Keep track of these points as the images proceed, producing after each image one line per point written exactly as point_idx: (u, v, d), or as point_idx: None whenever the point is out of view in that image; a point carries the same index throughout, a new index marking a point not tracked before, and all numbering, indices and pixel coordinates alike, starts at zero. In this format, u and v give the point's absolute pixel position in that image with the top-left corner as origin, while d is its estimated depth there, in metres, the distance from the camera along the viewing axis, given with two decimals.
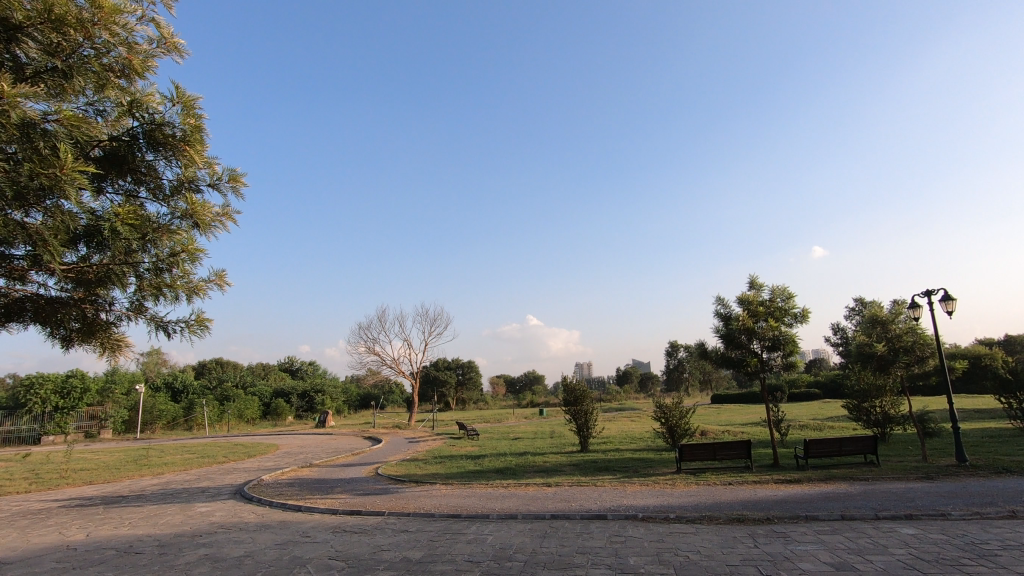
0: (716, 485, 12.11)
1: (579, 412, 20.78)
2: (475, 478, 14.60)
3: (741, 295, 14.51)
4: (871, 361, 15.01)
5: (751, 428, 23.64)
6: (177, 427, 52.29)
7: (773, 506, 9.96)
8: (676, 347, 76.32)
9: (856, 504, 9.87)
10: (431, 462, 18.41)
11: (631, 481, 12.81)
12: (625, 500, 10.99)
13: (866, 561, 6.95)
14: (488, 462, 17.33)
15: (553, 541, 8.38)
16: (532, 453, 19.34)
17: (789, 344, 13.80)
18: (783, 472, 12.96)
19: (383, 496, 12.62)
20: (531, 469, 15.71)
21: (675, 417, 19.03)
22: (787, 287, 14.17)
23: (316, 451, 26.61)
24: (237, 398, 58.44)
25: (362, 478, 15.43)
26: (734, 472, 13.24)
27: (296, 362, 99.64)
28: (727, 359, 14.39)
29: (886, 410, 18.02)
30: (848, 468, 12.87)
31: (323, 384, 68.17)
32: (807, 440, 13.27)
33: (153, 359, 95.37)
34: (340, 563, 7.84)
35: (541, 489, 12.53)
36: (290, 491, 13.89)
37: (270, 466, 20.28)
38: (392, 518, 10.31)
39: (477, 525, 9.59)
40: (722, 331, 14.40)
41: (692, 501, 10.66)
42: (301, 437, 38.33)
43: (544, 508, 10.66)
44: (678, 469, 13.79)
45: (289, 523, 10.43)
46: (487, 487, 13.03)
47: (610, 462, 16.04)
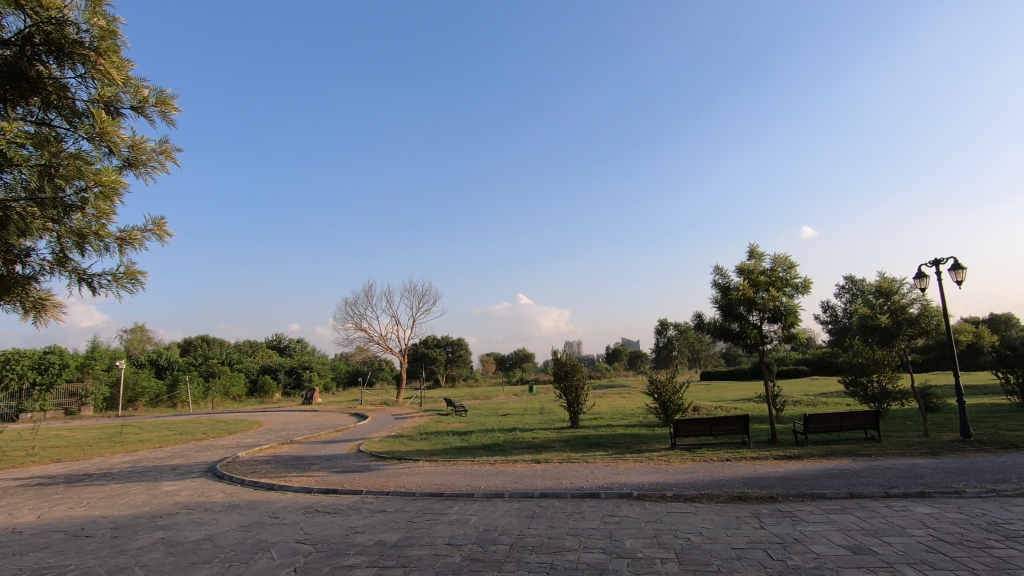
0: (714, 461, 11.52)
1: (569, 387, 20.19)
2: (461, 455, 13.97)
3: (740, 265, 13.77)
4: (874, 334, 14.51)
5: (743, 404, 23.27)
6: (160, 405, 51.47)
7: (776, 483, 9.37)
8: (666, 325, 76.17)
9: (864, 481, 9.30)
10: (416, 438, 17.77)
11: (624, 457, 12.22)
12: (619, 477, 10.38)
13: (885, 543, 6.33)
14: (475, 439, 16.72)
15: (542, 521, 7.71)
16: (520, 429, 18.76)
17: (791, 315, 13.15)
18: (782, 448, 12.42)
19: (362, 474, 11.92)
20: (519, 445, 15.11)
21: (668, 393, 18.49)
22: (789, 256, 13.46)
23: (299, 427, 25.92)
24: (222, 375, 57.49)
25: (342, 455, 14.73)
26: (732, 448, 12.68)
27: (283, 340, 98.53)
28: (725, 332, 13.73)
29: (884, 384, 17.57)
30: (849, 444, 12.35)
31: (311, 361, 67.35)
32: (807, 415, 12.72)
33: (137, 337, 93.80)
34: (308, 547, 7.10)
35: (529, 465, 11.90)
36: (265, 469, 13.15)
37: (250, 443, 19.54)
38: (369, 497, 9.61)
39: (461, 505, 8.92)
40: (720, 303, 13.70)
41: (689, 478, 10.06)
42: (286, 414, 37.65)
43: (532, 486, 10.02)
44: (672, 445, 13.23)
45: (259, 503, 9.70)
46: (473, 464, 12.40)
47: (601, 438, 15.46)
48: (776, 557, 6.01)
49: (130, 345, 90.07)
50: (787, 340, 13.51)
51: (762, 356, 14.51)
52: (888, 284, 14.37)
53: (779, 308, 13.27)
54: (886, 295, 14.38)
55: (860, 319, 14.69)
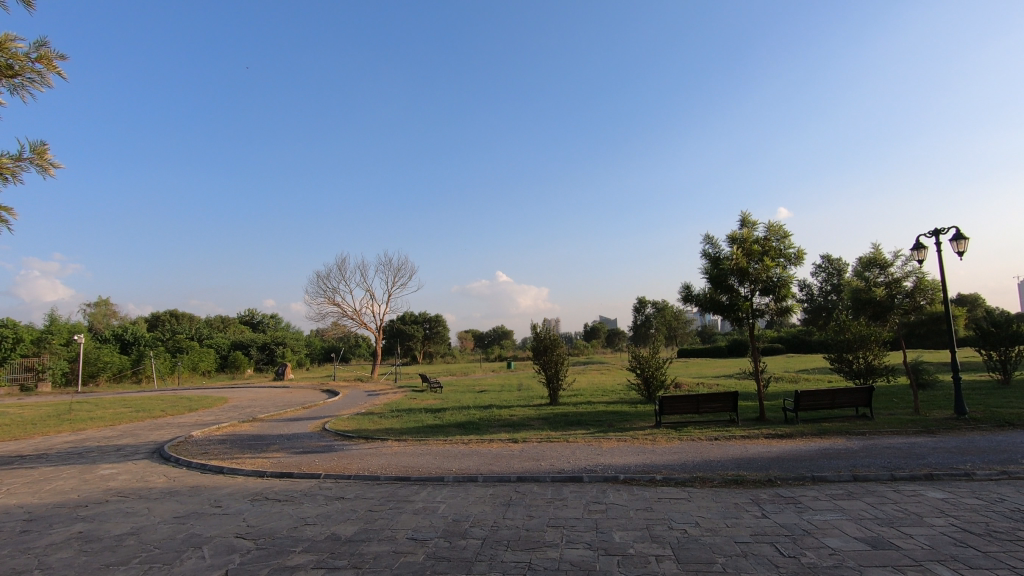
0: (703, 441, 10.80)
1: (549, 363, 19.39)
2: (433, 434, 13.06)
3: (732, 234, 12.96)
4: (866, 308, 13.94)
5: (725, 381, 22.89)
6: (124, 380, 49.68)
7: (772, 465, 8.66)
8: (644, 303, 75.98)
9: (865, 462, 8.65)
10: (386, 416, 16.78)
11: (607, 436, 11.45)
12: (603, 458, 9.59)
13: (906, 535, 5.59)
14: (449, 416, 15.87)
15: (518, 511, 6.84)
16: (497, 406, 17.94)
17: (785, 286, 12.42)
18: (772, 426, 11.79)
19: (323, 455, 10.92)
20: (496, 423, 14.26)
21: (652, 368, 17.83)
22: (784, 225, 12.69)
23: (266, 404, 24.71)
24: (190, 350, 55.57)
25: (305, 434, 13.67)
26: (720, 426, 12.01)
27: (256, 316, 96.00)
28: (714, 305, 12.92)
29: (870, 360, 17.18)
30: (842, 421, 11.77)
31: (284, 336, 65.55)
32: (798, 391, 12.10)
33: (101, 311, 90.20)
34: (247, 543, 6.11)
35: (506, 445, 11.05)
36: (218, 449, 12.05)
37: (209, 421, 18.34)
38: (328, 482, 8.64)
39: (428, 491, 8.01)
40: (709, 274, 12.89)
41: (678, 460, 9.33)
42: (255, 390, 36.29)
43: (508, 468, 9.17)
44: (657, 423, 12.51)
45: (202, 490, 8.64)
46: (445, 444, 11.51)
47: (582, 416, 14.70)
48: (788, 553, 5.21)
49: (94, 320, 86.71)
50: (779, 314, 12.78)
51: (752, 331, 13.81)
52: (881, 256, 13.76)
53: (772, 280, 12.52)
54: (879, 267, 13.79)
55: (852, 293, 14.12)
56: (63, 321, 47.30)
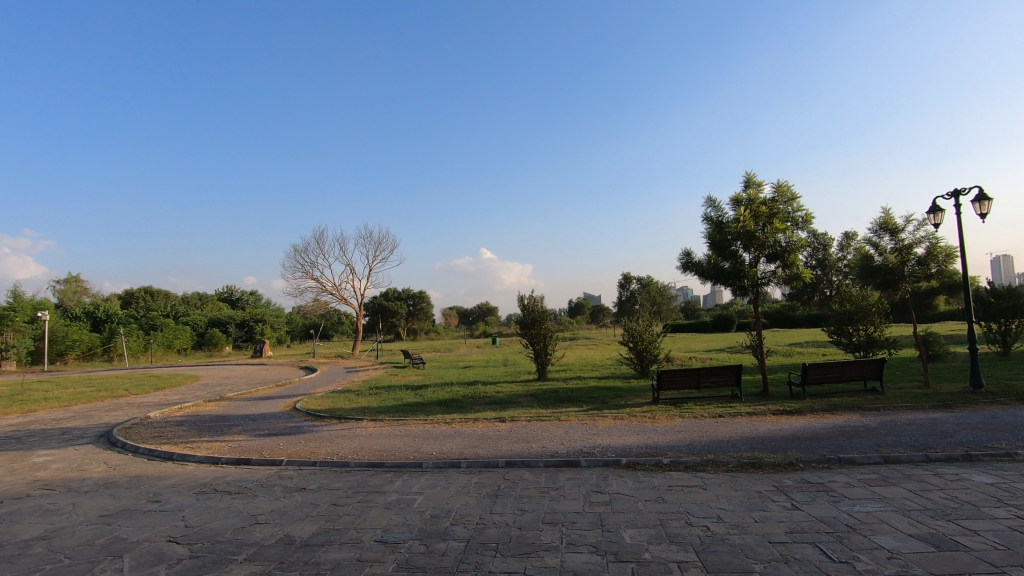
0: (706, 419, 9.92)
1: (537, 336, 18.41)
2: (413, 412, 12.04)
3: (736, 195, 11.93)
4: (874, 276, 13.18)
5: (718, 355, 22.19)
6: (94, 358, 47.74)
7: (789, 445, 7.78)
8: (628, 279, 75.37)
9: (891, 441, 7.81)
10: (364, 394, 15.70)
11: (601, 414, 10.53)
12: (601, 439, 8.64)
13: (971, 532, 4.69)
14: (431, 394, 14.87)
15: (507, 504, 5.85)
16: (483, 382, 16.98)
17: (794, 251, 11.42)
18: (778, 401, 10.97)
19: (289, 437, 9.83)
20: (480, 401, 13.29)
21: (645, 341, 16.96)
22: (793, 184, 11.69)
23: (239, 382, 23.44)
24: (164, 327, 53.66)
25: (272, 415, 12.54)
26: (722, 402, 11.15)
27: (235, 293, 93.54)
28: (717, 273, 11.88)
29: (870, 332, 16.54)
30: (852, 396, 10.98)
31: (263, 313, 63.67)
32: (806, 363, 11.26)
33: (71, 288, 86.92)
34: (180, 550, 5.02)
35: (493, 425, 10.07)
36: (173, 431, 10.88)
37: (173, 401, 17.08)
38: (289, 471, 7.56)
39: (404, 479, 6.99)
40: (712, 238, 11.84)
41: (684, 440, 8.42)
42: (231, 367, 34.84)
43: (495, 452, 8.18)
44: (655, 399, 11.61)
45: (143, 480, 7.51)
46: (425, 424, 10.50)
47: (573, 392, 13.78)
48: (838, 557, 4.28)
49: (64, 298, 83.58)
50: (787, 281, 11.80)
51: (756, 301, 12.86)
52: (893, 221, 12.91)
53: (780, 244, 11.52)
54: (890, 233, 12.95)
55: (861, 259, 13.33)
56: (27, 298, 45.11)
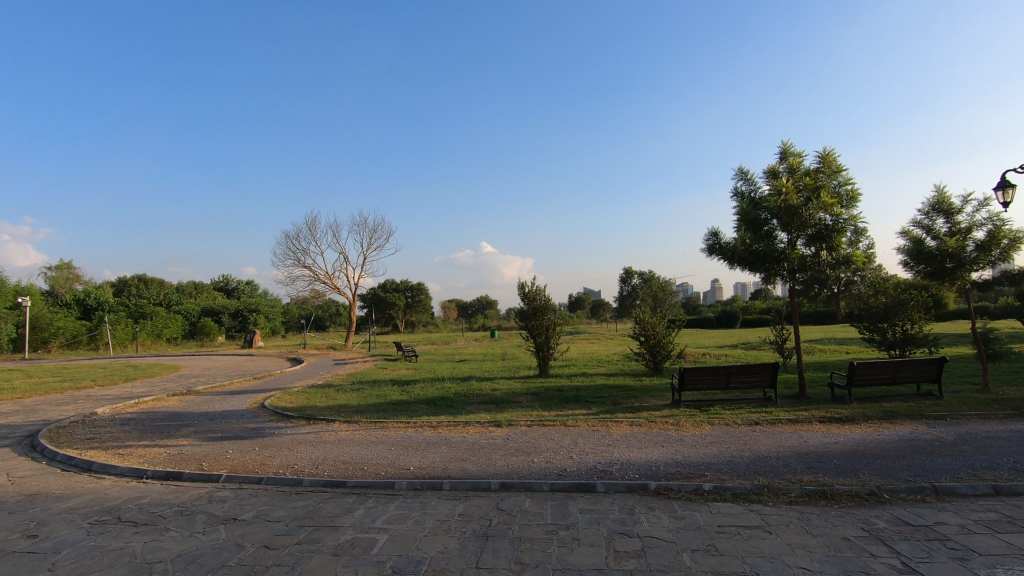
0: (741, 427, 8.32)
1: (539, 329, 16.79)
2: (395, 412, 10.44)
3: (772, 167, 10.28)
4: (924, 264, 11.57)
5: (734, 352, 20.60)
6: (80, 347, 46.13)
7: (859, 466, 6.16)
8: (631, 273, 73.57)
9: (985, 461, 6.20)
10: (345, 389, 14.08)
11: (615, 419, 8.91)
12: (618, 452, 7.02)
13: None
14: (418, 390, 13.27)
15: (501, 552, 4.22)
16: (478, 378, 15.37)
17: (843, 230, 9.67)
18: (821, 407, 9.39)
19: (243, 443, 8.21)
20: (474, 400, 11.68)
21: (658, 336, 15.37)
22: (838, 151, 9.97)
23: (217, 374, 21.84)
24: (153, 316, 51.98)
25: (234, 413, 10.90)
26: (755, 407, 9.55)
27: (231, 282, 91.95)
28: (750, 256, 10.16)
29: (908, 329, 15.00)
30: (908, 402, 9.36)
31: (257, 303, 62.01)
32: (853, 362, 9.66)
33: (62, 275, 84.97)
34: None
35: (486, 431, 8.45)
36: (112, 432, 9.28)
37: (136, 394, 15.48)
38: (225, 491, 5.93)
39: (367, 506, 5.36)
40: (743, 215, 10.17)
41: (722, 456, 6.80)
42: (216, 358, 33.20)
43: (486, 468, 6.55)
44: (676, 401, 10.02)
45: (37, 499, 5.89)
46: (407, 427, 8.89)
47: (580, 391, 12.17)
48: None
49: (56, 285, 81.82)
50: (834, 267, 10.00)
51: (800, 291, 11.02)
52: (949, 201, 11.26)
53: (824, 223, 9.79)
54: (944, 214, 11.32)
55: (909, 245, 11.71)
56: (11, 284, 43.46)
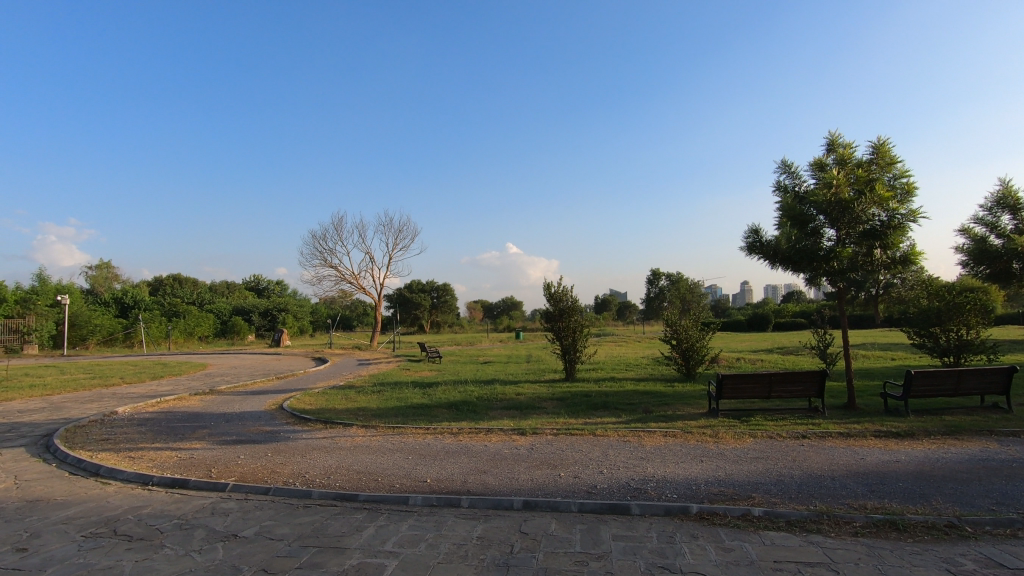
0: (787, 441, 7.61)
1: (565, 331, 16.26)
2: (415, 417, 10.02)
3: (819, 160, 9.52)
4: (986, 264, 10.64)
5: (771, 357, 19.65)
6: (116, 344, 47.31)
7: (929, 491, 5.44)
8: (659, 274, 72.21)
9: None
10: (366, 391, 13.74)
11: (648, 429, 8.29)
12: (653, 467, 6.42)
13: None
14: (440, 393, 12.84)
15: None
16: (502, 381, 14.87)
17: (898, 227, 8.81)
18: (875, 419, 8.60)
19: (255, 448, 7.88)
20: (497, 404, 11.17)
21: (691, 340, 14.64)
22: (893, 141, 9.10)
23: (243, 372, 21.86)
24: (186, 314, 53.04)
25: (252, 415, 10.64)
26: (800, 418, 8.81)
27: (262, 281, 93.57)
28: (793, 255, 9.42)
29: (964, 334, 13.94)
30: (973, 416, 8.50)
31: (286, 302, 62.80)
32: (910, 371, 8.83)
33: (102, 274, 87.72)
34: None
35: (509, 439, 7.94)
36: (127, 433, 9.08)
37: (160, 393, 15.45)
38: (229, 502, 5.56)
39: (378, 524, 4.91)
40: (786, 211, 9.45)
41: (769, 474, 6.15)
42: (244, 357, 33.48)
43: (508, 482, 6.03)
44: (712, 410, 9.35)
45: (38, 506, 5.62)
46: (426, 433, 8.44)
47: (609, 397, 11.56)
48: None
49: (96, 284, 84.52)
50: (888, 267, 9.18)
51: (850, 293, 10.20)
52: (1016, 195, 10.30)
53: (878, 219, 8.98)
54: (1010, 209, 10.37)
55: (971, 244, 10.79)
56: (51, 282, 44.76)
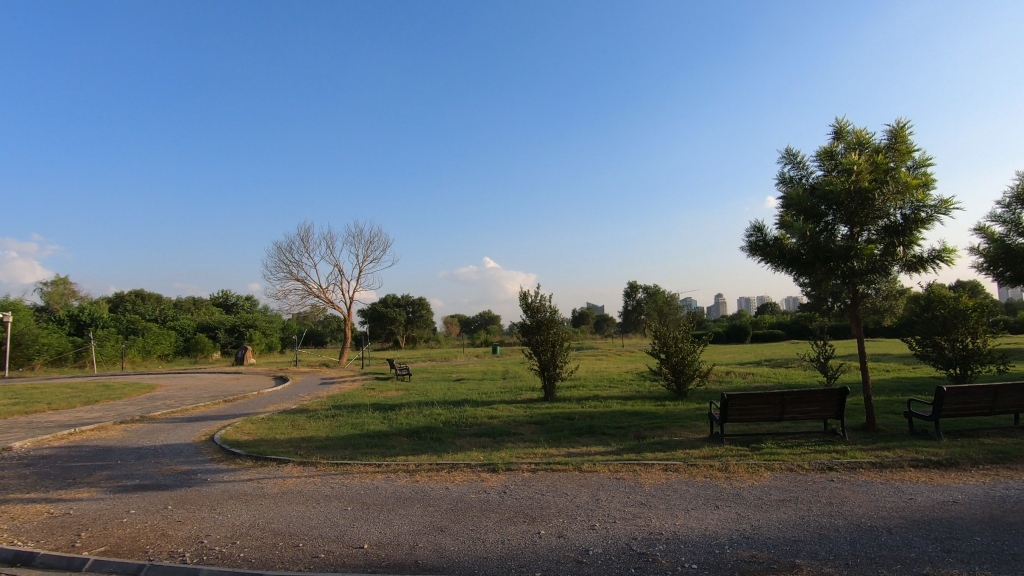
0: (813, 476, 6.29)
1: (544, 345, 14.89)
2: (368, 449, 8.45)
3: (826, 147, 8.39)
4: (1005, 266, 9.68)
5: (761, 370, 18.56)
6: (65, 365, 44.12)
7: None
8: (636, 286, 71.59)
9: None
10: (318, 415, 12.07)
11: (643, 462, 6.91)
12: (657, 518, 5.01)
13: None
14: (403, 417, 11.29)
15: None
16: (473, 402, 13.36)
17: (920, 222, 7.64)
18: (905, 444, 7.37)
19: (155, 499, 6.22)
20: (466, 431, 9.66)
21: (681, 353, 13.38)
22: (911, 124, 7.96)
23: (190, 395, 19.84)
24: (145, 331, 50.10)
25: (173, 449, 8.93)
26: (819, 444, 7.54)
27: (230, 297, 90.31)
28: (800, 256, 8.29)
29: (970, 343, 13.00)
30: (1015, 439, 7.34)
31: (254, 318, 60.03)
32: (940, 388, 7.62)
33: (58, 290, 83.37)
34: None
35: (477, 480, 6.45)
36: (3, 478, 7.31)
37: (82, 421, 13.46)
38: None
39: None
40: (792, 205, 8.27)
41: (806, 526, 4.79)
42: (200, 377, 31.11)
43: (469, 546, 4.54)
44: (716, 437, 8.01)
45: None
46: (375, 473, 6.89)
47: (594, 419, 10.18)
48: None
49: (52, 301, 80.42)
50: (910, 269, 7.96)
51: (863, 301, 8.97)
52: None
53: (900, 214, 7.78)
54: None
55: (989, 243, 9.81)
56: None
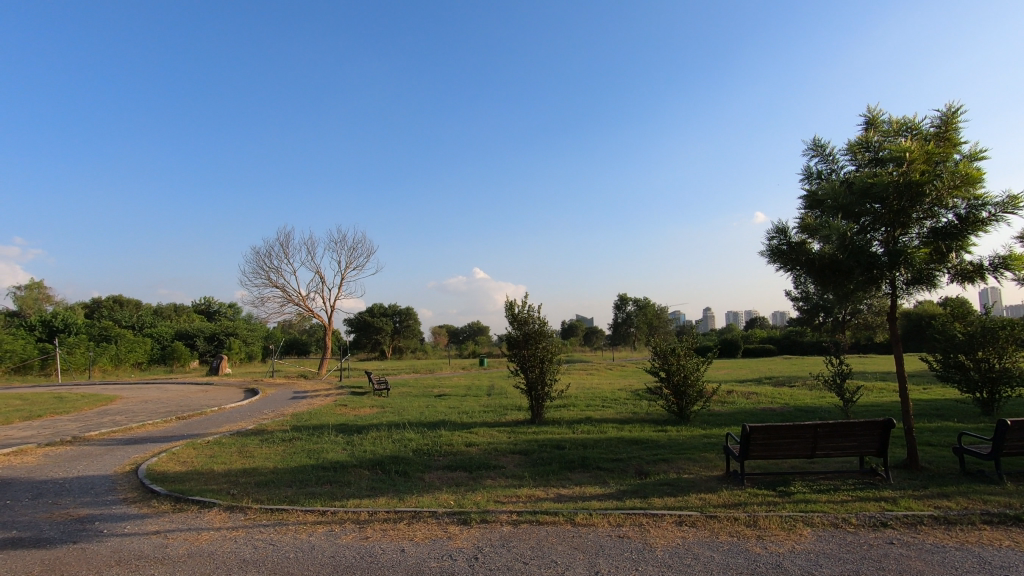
0: (866, 537, 4.98)
1: (532, 361, 13.55)
2: (317, 487, 7.02)
3: (863, 136, 7.18)
4: None
5: (764, 389, 17.34)
6: (30, 373, 41.98)
7: None
8: (625, 299, 70.50)
9: None
10: (273, 439, 10.60)
11: (651, 512, 5.57)
12: None
13: None
14: (368, 443, 9.86)
15: None
16: (452, 423, 11.96)
17: (978, 223, 6.48)
18: (963, 489, 6.10)
19: (18, 563, 4.75)
20: (437, 462, 8.27)
21: (684, 373, 12.08)
22: (962, 108, 6.81)
23: (146, 409, 18.19)
24: (118, 338, 48.01)
25: (85, 483, 7.44)
26: (861, 490, 6.24)
27: (213, 304, 88.12)
28: (834, 262, 7.09)
29: (1000, 364, 11.82)
30: None
31: (235, 326, 58.11)
32: (1001, 421, 6.37)
33: (32, 294, 80.71)
34: None
35: (443, 539, 5.06)
36: None
37: (7, 440, 11.85)
38: None
39: None
40: (826, 200, 7.02)
41: None
42: (167, 388, 29.31)
43: None
44: (736, 478, 6.69)
45: None
46: (316, 526, 5.47)
47: (588, 448, 8.83)
48: None
49: (25, 306, 77.87)
50: (962, 278, 6.80)
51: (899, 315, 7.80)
52: None
53: (953, 213, 6.61)
54: None
55: None
56: None
